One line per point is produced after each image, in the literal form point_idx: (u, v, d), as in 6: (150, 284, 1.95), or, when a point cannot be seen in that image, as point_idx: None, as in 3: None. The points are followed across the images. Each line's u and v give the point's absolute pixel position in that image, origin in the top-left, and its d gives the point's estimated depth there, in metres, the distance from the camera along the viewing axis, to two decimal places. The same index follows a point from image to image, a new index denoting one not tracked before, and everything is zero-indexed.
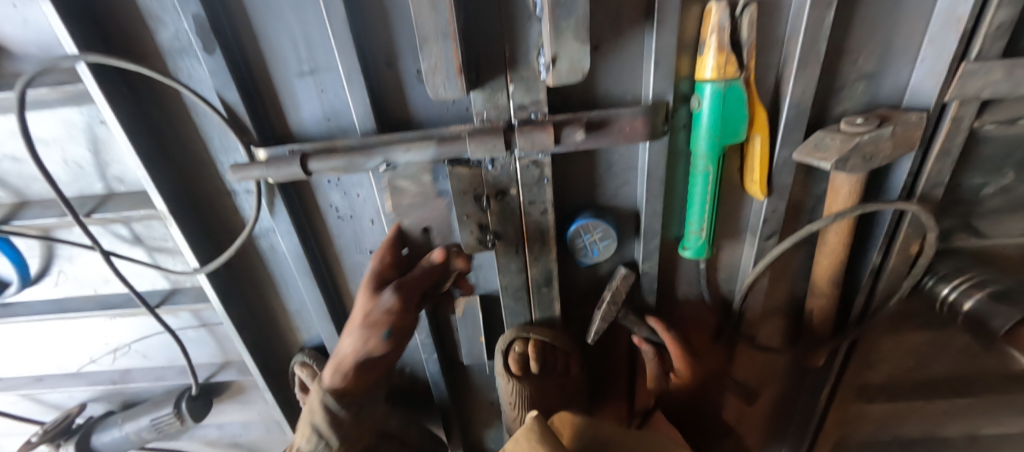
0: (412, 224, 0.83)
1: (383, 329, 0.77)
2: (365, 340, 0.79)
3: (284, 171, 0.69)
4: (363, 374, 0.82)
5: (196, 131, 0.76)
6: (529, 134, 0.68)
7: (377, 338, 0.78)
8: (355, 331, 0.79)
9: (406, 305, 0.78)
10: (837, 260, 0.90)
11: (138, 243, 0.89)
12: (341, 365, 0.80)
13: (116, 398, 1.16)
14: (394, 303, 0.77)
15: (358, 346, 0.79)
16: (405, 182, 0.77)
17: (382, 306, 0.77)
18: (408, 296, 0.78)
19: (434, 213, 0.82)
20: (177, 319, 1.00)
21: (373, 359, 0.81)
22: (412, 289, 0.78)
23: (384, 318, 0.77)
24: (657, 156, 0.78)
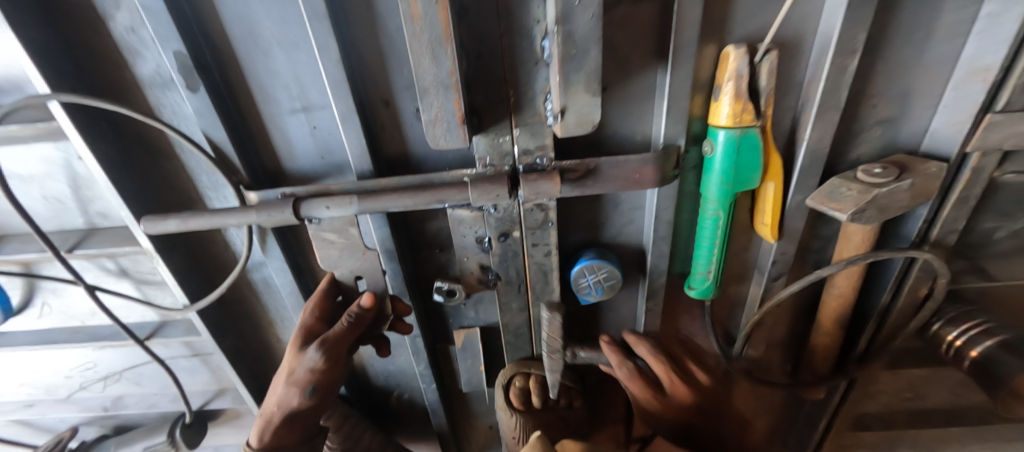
0: (346, 274, 0.75)
1: (303, 388, 0.70)
2: (287, 397, 0.71)
3: (275, 217, 0.66)
4: (287, 430, 0.73)
5: (183, 168, 0.73)
6: (534, 183, 0.64)
7: (299, 396, 0.71)
8: (279, 387, 0.72)
9: (330, 362, 0.70)
10: (847, 301, 0.87)
11: (126, 275, 0.87)
12: (268, 422, 0.72)
13: (108, 423, 1.14)
14: (318, 360, 0.69)
15: (282, 403, 0.72)
16: (333, 235, 0.70)
17: (305, 363, 0.70)
18: (334, 352, 0.70)
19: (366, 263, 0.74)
20: (168, 349, 0.97)
21: (300, 414, 0.73)
22: (339, 344, 0.70)
23: (306, 376, 0.70)
24: (667, 200, 0.75)
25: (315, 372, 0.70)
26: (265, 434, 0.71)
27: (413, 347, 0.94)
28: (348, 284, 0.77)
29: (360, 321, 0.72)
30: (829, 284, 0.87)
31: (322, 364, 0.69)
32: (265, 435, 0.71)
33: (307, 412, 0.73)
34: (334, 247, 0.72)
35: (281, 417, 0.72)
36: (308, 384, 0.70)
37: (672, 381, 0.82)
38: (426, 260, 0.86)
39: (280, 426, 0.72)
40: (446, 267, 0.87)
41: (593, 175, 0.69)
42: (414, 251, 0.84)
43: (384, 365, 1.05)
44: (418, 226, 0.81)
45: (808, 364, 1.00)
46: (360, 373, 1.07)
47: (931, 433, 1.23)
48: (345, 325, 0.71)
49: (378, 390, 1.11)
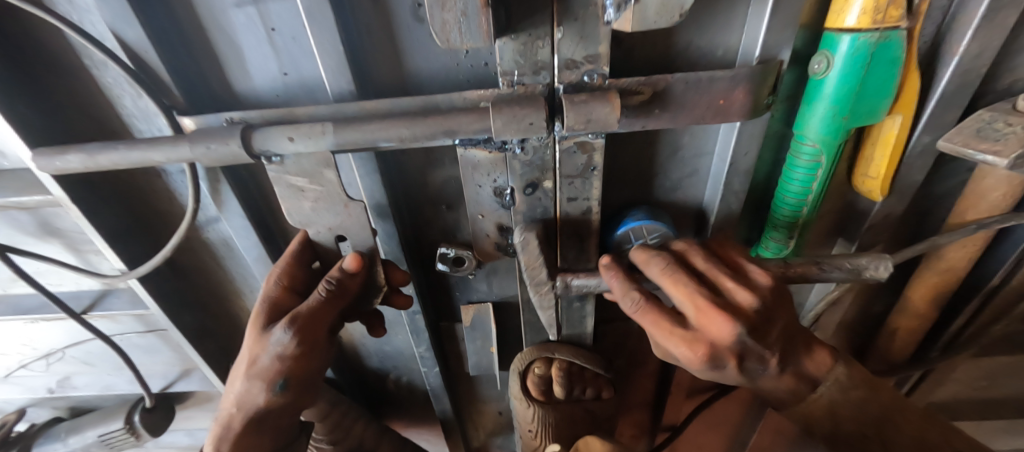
0: (323, 234, 0.55)
1: (269, 382, 0.52)
2: (250, 395, 0.53)
3: (217, 151, 0.46)
4: (252, 438, 0.55)
5: (99, 87, 0.54)
6: (584, 106, 0.45)
7: (265, 394, 0.53)
8: (239, 381, 0.54)
9: (304, 346, 0.52)
10: (953, 278, 0.69)
11: (49, 233, 0.68)
12: (227, 429, 0.54)
13: (61, 404, 0.99)
14: (287, 343, 0.51)
15: (244, 402, 0.54)
16: (300, 181, 0.50)
17: (269, 349, 0.52)
18: (309, 333, 0.51)
19: (349, 222, 0.53)
20: (116, 324, 0.80)
21: (270, 415, 0.55)
22: (316, 323, 0.51)
23: (272, 367, 0.52)
24: (750, 140, 0.56)
25: (284, 361, 0.52)
26: (222, 446, 0.54)
27: (412, 326, 0.78)
28: (327, 247, 0.56)
29: (342, 292, 0.53)
30: (931, 257, 0.69)
31: (293, 349, 0.51)
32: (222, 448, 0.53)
33: (278, 413, 0.55)
34: (306, 198, 0.51)
35: (244, 421, 0.54)
36: (276, 377, 0.52)
37: (693, 308, 0.48)
38: (428, 220, 0.67)
39: (242, 434, 0.54)
40: (454, 229, 0.68)
41: (660, 101, 0.50)
42: (412, 208, 0.66)
43: (378, 345, 0.88)
44: (417, 175, 0.62)
45: (880, 352, 0.83)
46: (350, 354, 0.91)
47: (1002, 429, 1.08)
48: (323, 294, 0.52)
49: (372, 372, 0.95)
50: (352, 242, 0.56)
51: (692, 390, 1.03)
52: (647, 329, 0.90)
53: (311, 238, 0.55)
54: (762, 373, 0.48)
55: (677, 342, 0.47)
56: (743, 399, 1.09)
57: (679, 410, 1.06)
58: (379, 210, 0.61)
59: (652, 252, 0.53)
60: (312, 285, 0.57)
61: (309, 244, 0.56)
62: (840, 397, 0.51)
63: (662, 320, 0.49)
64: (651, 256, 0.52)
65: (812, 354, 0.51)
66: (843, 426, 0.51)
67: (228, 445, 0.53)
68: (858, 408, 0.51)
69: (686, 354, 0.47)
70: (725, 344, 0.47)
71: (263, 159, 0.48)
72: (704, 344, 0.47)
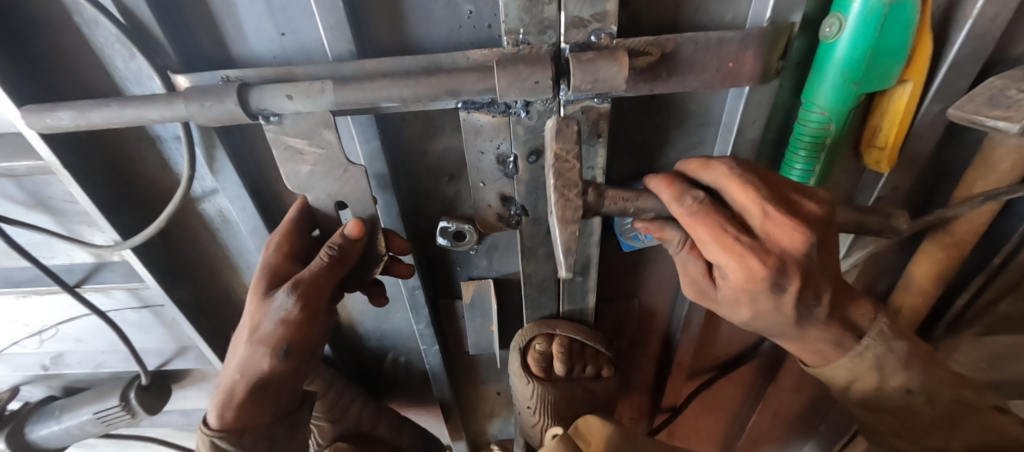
0: (322, 200, 0.53)
1: (274, 347, 0.52)
2: (253, 361, 0.53)
3: (212, 109, 0.44)
4: (256, 406, 0.55)
5: (90, 47, 0.52)
6: (591, 65, 0.44)
7: (269, 359, 0.53)
8: (242, 348, 0.54)
9: (307, 311, 0.52)
10: (959, 252, 0.69)
11: (40, 203, 0.67)
12: (230, 395, 0.55)
13: (55, 384, 0.98)
14: (290, 308, 0.51)
15: (247, 369, 0.54)
16: (299, 143, 0.49)
17: (273, 314, 0.52)
18: (312, 297, 0.51)
19: (348, 188, 0.52)
20: (110, 299, 0.79)
21: (272, 382, 0.55)
22: (318, 288, 0.51)
23: (276, 331, 0.52)
24: (758, 106, 0.56)
25: (287, 326, 0.52)
26: (227, 412, 0.54)
27: (411, 303, 0.76)
28: (325, 214, 0.54)
29: (344, 258, 0.52)
30: (937, 231, 0.69)
31: (296, 315, 0.51)
32: (227, 413, 0.54)
33: (281, 380, 0.56)
34: (304, 161, 0.50)
35: (248, 388, 0.54)
36: (280, 343, 0.52)
37: (760, 215, 0.44)
38: (429, 192, 0.66)
39: (246, 400, 0.54)
40: (455, 202, 0.67)
41: (668, 64, 0.48)
42: (412, 179, 0.64)
43: (376, 323, 0.87)
44: (418, 145, 0.61)
45: None
46: (348, 333, 0.90)
47: None
48: (324, 261, 0.50)
49: (370, 352, 0.94)
50: (352, 209, 0.54)
51: (693, 371, 1.02)
52: (648, 308, 0.89)
53: (310, 204, 0.53)
54: (813, 311, 0.47)
55: (744, 256, 0.43)
56: (742, 381, 1.09)
57: (679, 392, 1.05)
58: (379, 180, 0.60)
59: (708, 159, 0.48)
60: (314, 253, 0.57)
61: (308, 211, 0.54)
62: (886, 350, 0.50)
63: (715, 238, 0.44)
64: (711, 174, 0.47)
65: (856, 303, 0.51)
66: (888, 384, 0.51)
67: (234, 410, 0.54)
68: (905, 364, 0.50)
69: (739, 268, 0.44)
70: (786, 260, 0.44)
71: (263, 119, 0.47)
72: (772, 256, 0.44)
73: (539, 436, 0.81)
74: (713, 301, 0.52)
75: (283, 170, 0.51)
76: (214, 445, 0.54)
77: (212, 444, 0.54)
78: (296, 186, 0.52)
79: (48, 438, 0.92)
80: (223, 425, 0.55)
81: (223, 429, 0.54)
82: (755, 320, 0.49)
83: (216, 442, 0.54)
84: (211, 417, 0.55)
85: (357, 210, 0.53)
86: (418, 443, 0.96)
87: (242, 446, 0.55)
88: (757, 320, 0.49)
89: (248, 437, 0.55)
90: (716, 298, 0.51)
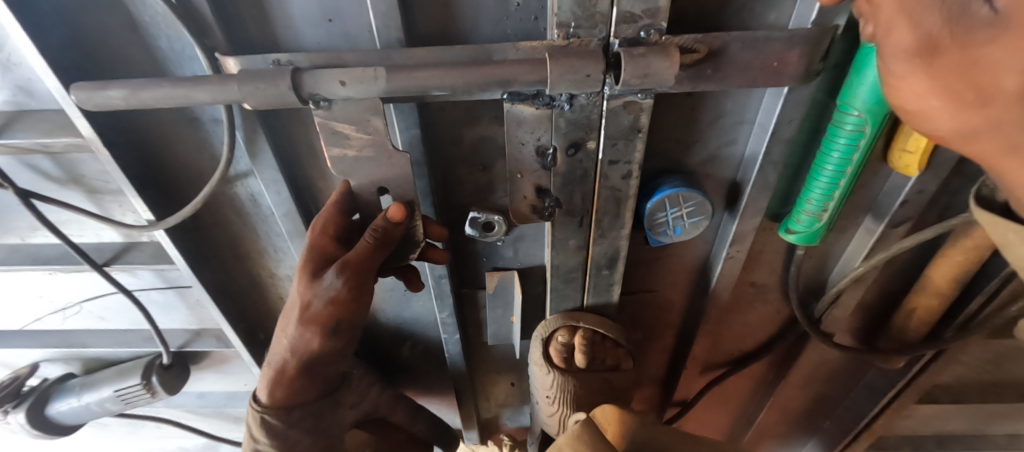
0: (364, 185, 0.53)
1: (323, 326, 0.55)
2: (301, 341, 0.57)
3: (265, 92, 0.44)
4: (302, 384, 0.61)
5: (133, 27, 0.52)
6: (643, 59, 0.44)
7: (318, 337, 0.56)
8: (290, 328, 0.57)
9: (353, 293, 0.53)
10: (977, 256, 0.69)
11: (73, 180, 0.67)
12: (279, 374, 0.60)
13: (75, 362, 0.99)
14: (337, 289, 0.53)
15: (296, 348, 0.58)
16: (346, 128, 0.49)
17: (321, 294, 0.53)
18: (358, 279, 0.53)
19: (393, 173, 0.53)
20: (136, 279, 0.80)
21: (318, 362, 0.60)
22: (365, 269, 0.53)
23: (324, 311, 0.54)
24: (795, 107, 0.56)
25: (335, 305, 0.54)
26: (276, 390, 0.61)
27: (437, 291, 0.77)
28: (367, 198, 0.55)
29: (388, 240, 0.53)
30: (957, 235, 0.69)
31: (343, 296, 0.53)
32: (277, 391, 0.61)
33: (328, 357, 0.60)
34: (350, 146, 0.50)
35: (296, 367, 0.59)
36: (329, 321, 0.55)
37: None
38: (462, 181, 0.67)
39: (294, 377, 0.60)
40: (487, 192, 0.68)
41: (713, 61, 0.49)
42: (447, 168, 0.65)
43: (398, 310, 0.88)
44: (455, 135, 0.61)
45: (895, 329, 0.85)
46: (369, 320, 0.91)
47: (997, 411, 1.10)
48: (368, 243, 0.51)
49: (389, 340, 0.96)
50: (392, 194, 0.54)
51: (706, 366, 1.04)
52: (666, 303, 0.91)
53: (351, 189, 0.54)
54: None
55: None
56: (752, 377, 1.11)
57: (690, 386, 1.09)
58: (416, 168, 0.61)
59: None
60: (357, 235, 0.57)
61: (349, 195, 0.54)
62: None
63: None
64: None
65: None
66: None
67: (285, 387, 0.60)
68: None
69: None
70: None
71: (312, 103, 0.47)
72: None
73: (556, 425, 0.83)
74: (919, 106, 0.37)
75: (327, 155, 0.51)
76: (265, 419, 0.61)
77: (262, 419, 0.61)
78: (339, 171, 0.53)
79: (68, 414, 0.93)
80: (273, 401, 0.61)
81: (273, 404, 0.61)
82: (998, 114, 0.34)
83: (268, 416, 0.61)
84: (261, 393, 0.62)
85: (397, 195, 0.54)
86: (432, 429, 1.00)
87: (291, 420, 0.62)
88: (1012, 109, 0.33)
89: (296, 413, 0.62)
90: (935, 100, 0.35)
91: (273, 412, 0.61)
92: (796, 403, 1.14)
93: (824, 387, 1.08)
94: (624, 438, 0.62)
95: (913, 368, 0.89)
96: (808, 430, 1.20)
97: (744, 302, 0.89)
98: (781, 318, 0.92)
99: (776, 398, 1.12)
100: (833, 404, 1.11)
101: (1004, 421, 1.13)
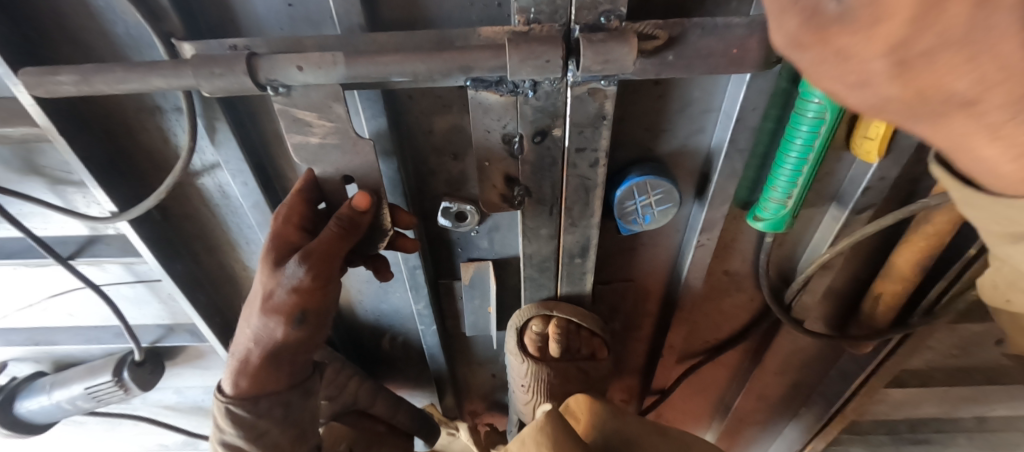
0: (330, 173, 0.53)
1: (287, 316, 0.55)
2: (266, 330, 0.57)
3: (221, 78, 0.44)
4: (268, 375, 0.61)
5: (86, 12, 0.50)
6: (601, 45, 0.44)
7: (283, 327, 0.56)
8: (255, 318, 0.56)
9: (318, 281, 0.53)
10: (938, 242, 0.71)
11: (34, 172, 0.65)
12: (244, 364, 0.60)
13: (45, 359, 0.97)
14: (302, 278, 0.52)
15: (261, 338, 0.57)
16: (308, 115, 0.49)
17: (285, 284, 0.53)
18: (322, 267, 0.52)
19: (357, 161, 0.52)
20: (104, 272, 0.79)
21: (285, 351, 0.60)
22: (329, 258, 0.52)
23: (288, 300, 0.54)
24: (758, 94, 0.57)
25: (299, 295, 0.53)
26: (242, 381, 0.61)
27: (411, 282, 0.77)
28: (333, 186, 0.55)
29: (354, 228, 0.53)
30: (920, 221, 0.70)
31: (308, 284, 0.53)
32: (242, 381, 0.61)
33: (294, 347, 0.60)
34: (313, 134, 0.50)
35: (262, 357, 0.59)
36: (293, 311, 0.54)
37: None
38: (433, 170, 0.67)
39: (260, 368, 0.60)
40: (459, 181, 0.68)
41: (675, 47, 0.49)
42: (418, 157, 0.65)
43: (375, 302, 0.88)
44: (424, 123, 0.61)
45: (864, 316, 0.86)
46: (346, 312, 0.91)
47: (962, 392, 1.13)
48: (334, 231, 0.51)
49: (367, 332, 0.95)
50: (358, 183, 0.54)
51: (683, 354, 1.06)
52: (641, 292, 0.91)
53: (316, 177, 0.54)
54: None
55: None
56: (729, 365, 1.13)
57: (668, 375, 1.09)
58: (385, 157, 0.61)
59: None
60: (324, 224, 0.57)
61: (315, 183, 0.54)
62: None
63: None
64: None
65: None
66: None
67: (250, 378, 0.60)
68: None
69: None
70: None
71: (271, 90, 0.46)
72: None
73: (531, 412, 0.84)
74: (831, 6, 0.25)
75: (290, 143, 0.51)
76: (231, 409, 0.61)
77: (228, 409, 0.61)
78: (303, 159, 0.53)
79: (38, 412, 0.91)
80: (240, 391, 0.62)
81: (239, 395, 0.61)
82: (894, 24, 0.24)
83: (233, 407, 0.61)
84: (227, 384, 0.62)
85: (361, 183, 0.54)
86: (413, 421, 0.99)
87: (258, 410, 0.62)
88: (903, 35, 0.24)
89: (263, 403, 0.62)
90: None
91: (241, 402, 0.61)
92: (772, 389, 1.15)
93: (799, 373, 1.10)
94: (593, 431, 0.63)
95: (881, 353, 0.91)
96: (784, 416, 1.22)
97: (719, 289, 0.90)
98: (755, 305, 0.94)
99: (752, 385, 1.13)
100: (807, 390, 1.13)
101: (971, 404, 1.16)
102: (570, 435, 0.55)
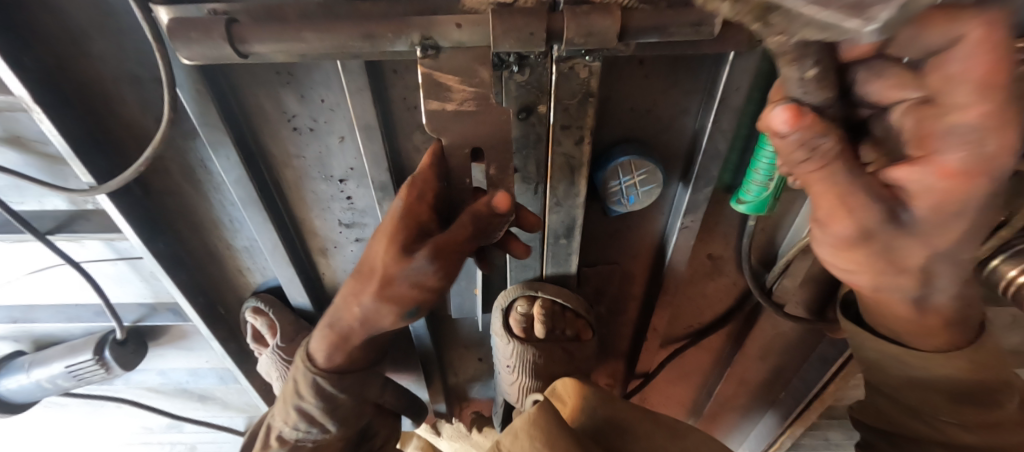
0: (456, 146, 0.46)
1: (403, 304, 0.55)
2: (377, 312, 0.58)
3: (201, 44, 0.43)
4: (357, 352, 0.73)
5: None
6: (584, 17, 0.44)
7: (396, 313, 0.57)
8: (367, 300, 0.57)
9: (442, 276, 0.51)
10: None
11: (12, 144, 0.64)
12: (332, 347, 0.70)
13: (25, 338, 0.96)
14: (428, 271, 0.50)
15: (369, 315, 0.59)
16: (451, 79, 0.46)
17: (411, 274, 0.51)
18: (449, 263, 0.50)
19: (489, 130, 0.45)
20: (86, 249, 0.78)
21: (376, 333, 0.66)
22: (455, 255, 0.49)
23: (410, 287, 0.53)
24: (741, 74, 0.57)
25: (422, 285, 0.52)
26: (335, 356, 0.73)
27: None
28: (459, 161, 0.47)
29: (486, 228, 0.48)
30: None
31: (432, 277, 0.51)
32: (332, 358, 0.73)
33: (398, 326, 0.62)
34: None
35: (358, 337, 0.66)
36: (413, 299, 0.54)
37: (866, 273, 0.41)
38: (417, 148, 0.66)
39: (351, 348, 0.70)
40: None
41: None
42: (401, 135, 0.65)
43: None
44: (407, 99, 0.61)
45: None
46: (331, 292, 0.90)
47: None
48: (467, 230, 0.48)
49: None
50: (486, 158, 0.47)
51: (667, 338, 1.07)
52: (627, 275, 0.92)
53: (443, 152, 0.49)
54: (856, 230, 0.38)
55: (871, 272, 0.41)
56: (712, 349, 1.14)
57: (653, 359, 1.11)
58: (367, 133, 0.60)
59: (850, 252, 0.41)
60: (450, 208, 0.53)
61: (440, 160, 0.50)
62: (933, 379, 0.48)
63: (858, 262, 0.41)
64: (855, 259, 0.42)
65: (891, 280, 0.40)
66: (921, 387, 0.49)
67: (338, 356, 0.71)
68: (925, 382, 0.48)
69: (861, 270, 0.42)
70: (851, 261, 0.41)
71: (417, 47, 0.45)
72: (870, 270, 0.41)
73: (516, 393, 0.85)
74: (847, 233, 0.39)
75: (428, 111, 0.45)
76: (318, 379, 0.75)
77: (316, 381, 0.75)
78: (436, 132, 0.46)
79: (17, 392, 0.90)
80: (329, 366, 0.75)
81: (328, 369, 0.75)
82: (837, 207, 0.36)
83: (320, 379, 0.75)
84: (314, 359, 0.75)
85: (490, 180, 0.47)
86: (403, 400, 0.95)
87: (342, 384, 0.76)
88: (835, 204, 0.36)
89: (346, 378, 0.76)
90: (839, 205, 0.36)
91: (328, 375, 0.75)
92: (753, 373, 1.18)
93: (779, 357, 1.12)
94: (581, 415, 0.63)
95: None
96: (763, 400, 1.25)
97: (702, 272, 0.91)
98: (737, 290, 0.96)
99: (733, 369, 1.16)
100: (787, 375, 1.15)
101: None
102: (561, 421, 0.55)
